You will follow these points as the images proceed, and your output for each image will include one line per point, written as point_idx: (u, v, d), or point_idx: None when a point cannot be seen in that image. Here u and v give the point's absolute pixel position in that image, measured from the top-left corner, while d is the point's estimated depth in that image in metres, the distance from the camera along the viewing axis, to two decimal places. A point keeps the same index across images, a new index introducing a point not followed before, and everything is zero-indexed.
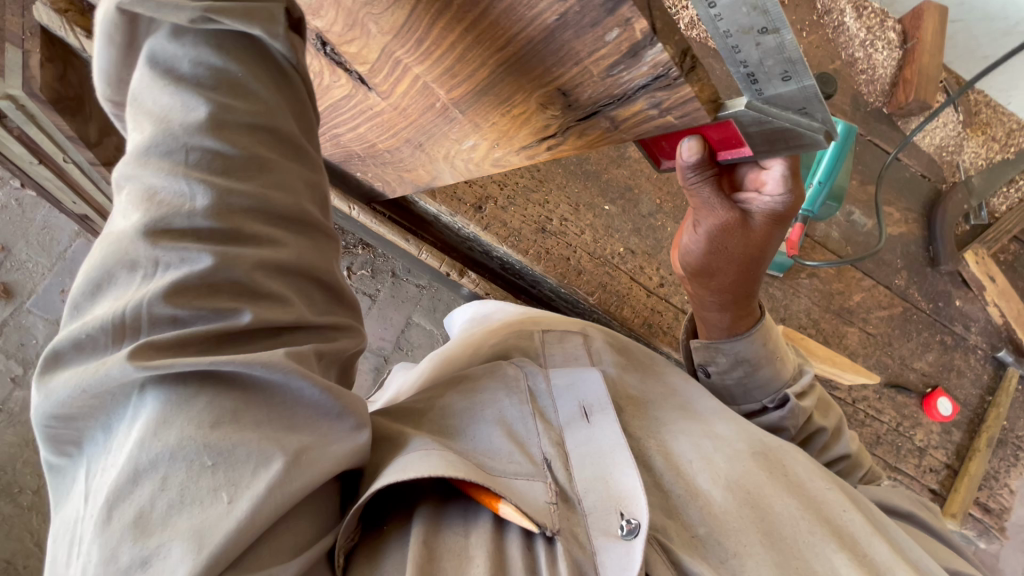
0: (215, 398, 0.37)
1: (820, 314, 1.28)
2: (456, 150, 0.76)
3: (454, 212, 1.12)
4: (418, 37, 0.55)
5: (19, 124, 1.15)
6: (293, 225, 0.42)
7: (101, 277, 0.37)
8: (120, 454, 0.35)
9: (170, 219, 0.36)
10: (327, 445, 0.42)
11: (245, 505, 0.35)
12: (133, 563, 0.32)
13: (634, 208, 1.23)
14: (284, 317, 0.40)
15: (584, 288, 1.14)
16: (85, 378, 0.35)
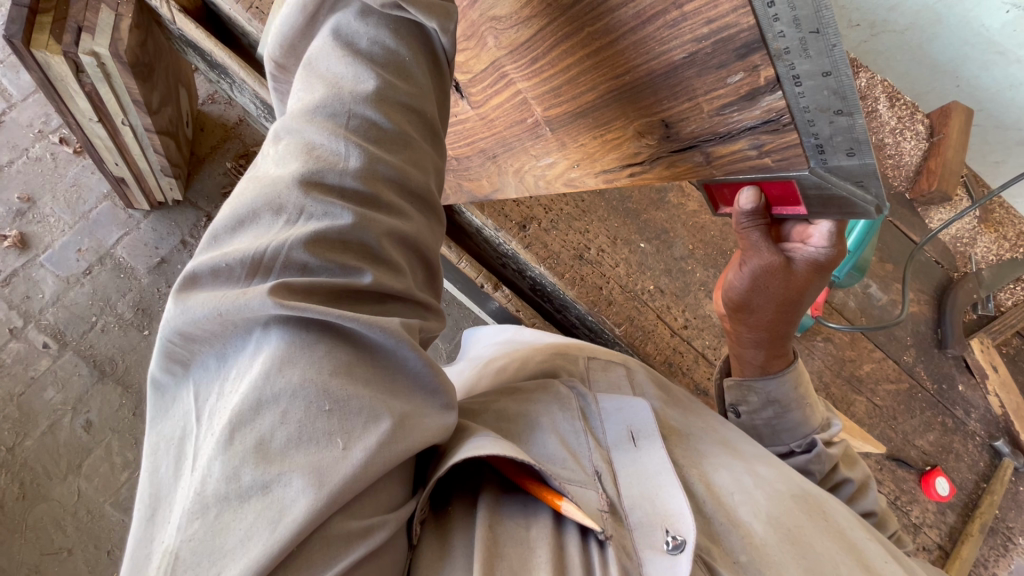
0: (331, 350, 0.44)
1: (831, 378, 1.32)
2: (530, 165, 0.81)
3: (499, 227, 1.15)
4: (534, 56, 0.61)
5: (93, 81, 1.18)
6: (415, 201, 0.54)
7: (248, 214, 0.47)
8: (243, 382, 0.42)
9: (322, 173, 0.48)
10: (423, 417, 0.48)
11: (357, 453, 0.41)
12: (256, 483, 0.39)
13: (667, 249, 1.27)
14: (396, 284, 0.50)
15: (613, 318, 1.18)
16: (222, 302, 0.43)
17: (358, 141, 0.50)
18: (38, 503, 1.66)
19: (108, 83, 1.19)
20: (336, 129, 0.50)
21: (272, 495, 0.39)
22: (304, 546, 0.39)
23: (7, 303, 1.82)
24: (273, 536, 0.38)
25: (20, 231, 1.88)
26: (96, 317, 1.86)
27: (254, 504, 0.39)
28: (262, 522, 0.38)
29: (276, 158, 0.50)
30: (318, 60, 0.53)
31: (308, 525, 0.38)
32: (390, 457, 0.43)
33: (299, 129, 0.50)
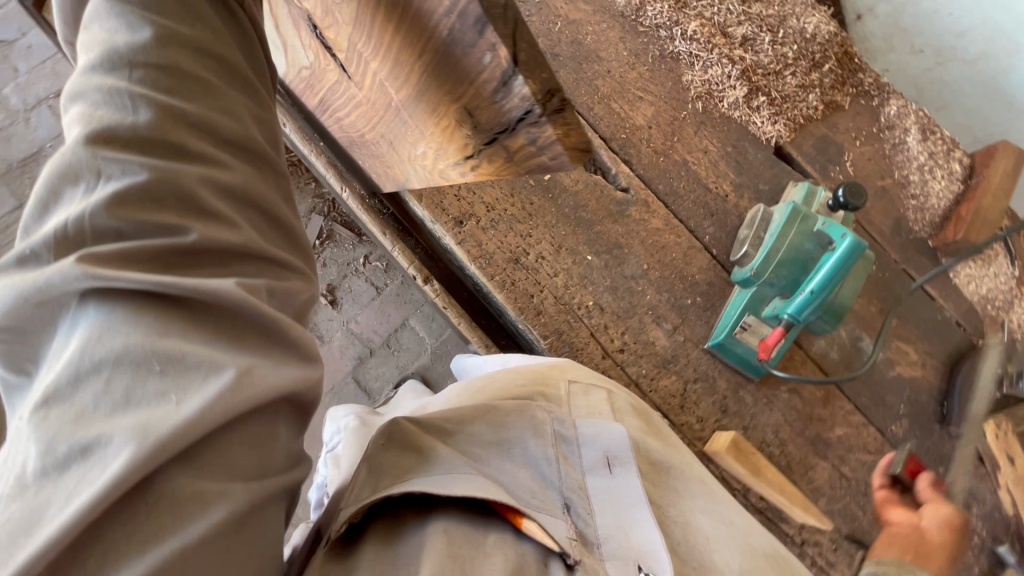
0: (158, 316, 0.41)
1: (791, 437, 1.16)
2: (414, 155, 0.80)
3: (434, 219, 1.13)
4: (368, 32, 0.59)
5: None
6: (236, 149, 0.51)
7: (49, 195, 0.43)
8: (61, 361, 0.40)
9: (113, 129, 0.44)
10: (273, 369, 0.46)
11: (191, 408, 0.39)
12: (73, 451, 0.36)
13: (617, 266, 1.18)
14: (229, 236, 0.47)
15: (539, 329, 1.11)
16: (24, 286, 0.40)
17: (146, 92, 0.46)
18: None
19: None
20: (114, 84, 0.45)
21: (93, 457, 0.36)
22: (145, 509, 0.37)
23: None
24: (93, 494, 0.35)
25: None
26: None
27: (76, 470, 0.36)
28: (83, 482, 0.35)
29: (65, 131, 0.46)
30: (90, 21, 0.49)
31: (134, 478, 0.36)
32: (234, 407, 0.41)
33: (83, 95, 0.46)
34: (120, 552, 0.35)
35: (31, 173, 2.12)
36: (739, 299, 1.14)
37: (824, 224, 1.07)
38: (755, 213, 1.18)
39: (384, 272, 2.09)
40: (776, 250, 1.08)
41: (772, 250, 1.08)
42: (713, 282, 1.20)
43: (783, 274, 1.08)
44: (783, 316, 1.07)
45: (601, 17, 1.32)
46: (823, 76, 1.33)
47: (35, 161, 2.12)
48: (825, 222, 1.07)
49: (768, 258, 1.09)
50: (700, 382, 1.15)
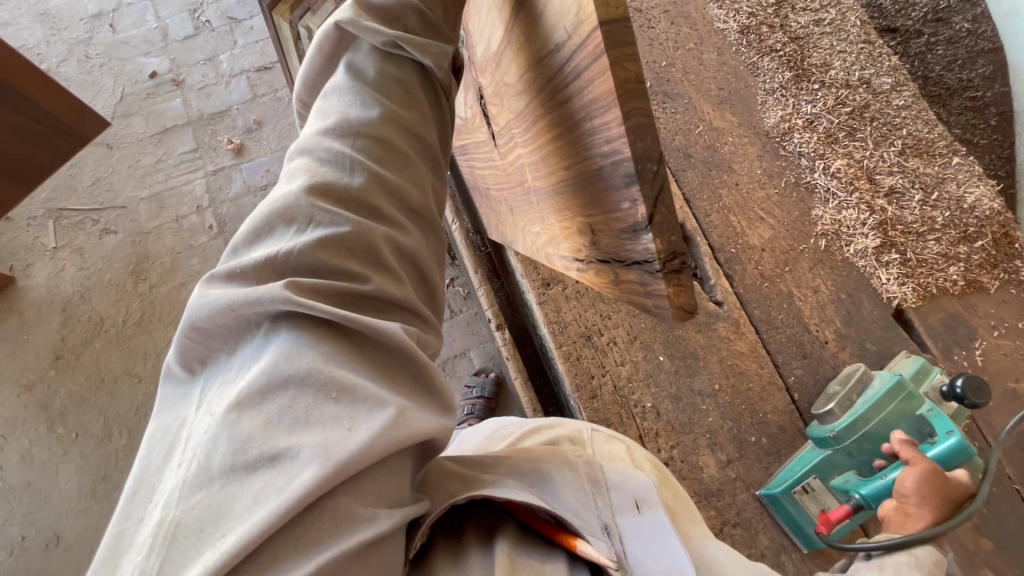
0: (336, 348, 0.50)
1: None
2: (528, 231, 0.87)
3: (525, 274, 1.19)
4: (530, 129, 0.70)
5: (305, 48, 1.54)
6: (417, 217, 0.61)
7: (264, 228, 0.54)
8: (253, 372, 0.48)
9: (330, 183, 0.55)
10: (421, 413, 0.52)
11: (363, 434, 0.46)
12: (263, 456, 0.43)
13: (687, 376, 1.14)
14: (396, 291, 0.55)
15: (589, 412, 1.10)
16: (237, 298, 0.49)
17: (359, 157, 0.57)
18: (144, 334, 2.15)
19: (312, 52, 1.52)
20: (339, 148, 0.57)
21: (280, 467, 0.43)
22: (315, 518, 0.43)
23: (206, 188, 2.38)
24: (280, 503, 0.41)
25: (242, 142, 2.45)
26: None
27: (263, 474, 0.43)
28: (272, 487, 0.42)
29: (290, 176, 0.57)
30: (330, 95, 0.62)
31: (314, 492, 0.42)
32: (390, 444, 0.47)
33: (313, 149, 0.58)
34: (292, 558, 0.41)
35: (214, 125, 2.49)
36: (809, 457, 1.04)
37: (930, 411, 0.96)
38: (851, 370, 1.08)
39: (463, 299, 2.17)
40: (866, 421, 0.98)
41: (861, 419, 0.98)
42: (785, 428, 1.12)
43: (867, 447, 0.98)
44: (855, 494, 0.96)
45: (744, 132, 1.34)
46: (972, 251, 1.22)
47: (220, 118, 2.49)
48: (931, 408, 0.96)
49: (855, 425, 0.98)
50: (740, 528, 1.06)
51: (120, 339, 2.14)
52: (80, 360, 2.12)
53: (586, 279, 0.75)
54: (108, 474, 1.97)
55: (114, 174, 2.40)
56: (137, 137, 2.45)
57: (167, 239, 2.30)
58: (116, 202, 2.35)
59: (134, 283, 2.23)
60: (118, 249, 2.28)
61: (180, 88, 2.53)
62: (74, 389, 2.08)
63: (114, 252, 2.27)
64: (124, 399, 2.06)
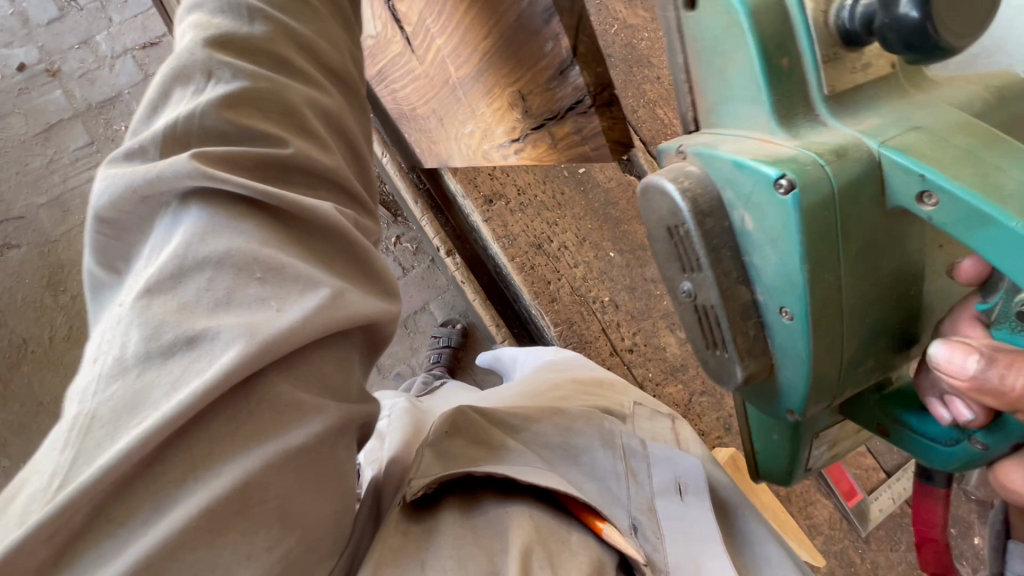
0: (257, 226, 0.46)
1: None
2: (461, 133, 0.85)
3: (465, 194, 1.18)
4: (440, 9, 0.69)
5: None
6: (336, 80, 0.56)
7: (161, 97, 0.48)
8: (163, 255, 0.44)
9: (229, 34, 0.49)
10: (357, 294, 0.51)
11: (293, 314, 0.44)
12: (178, 341, 0.41)
13: (640, 269, 1.17)
14: (323, 157, 0.51)
15: (551, 316, 1.12)
16: (137, 176, 0.44)
17: (260, 5, 0.51)
18: (75, 347, 2.00)
19: None
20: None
21: (198, 351, 0.41)
22: (249, 402, 0.43)
23: None
24: (200, 385, 0.39)
25: None
26: None
27: (182, 358, 0.40)
28: (190, 372, 0.40)
29: (181, 35, 0.51)
30: None
31: (240, 373, 0.41)
32: (326, 323, 0.46)
33: (201, 4, 0.51)
34: (226, 443, 0.41)
35: (106, 115, 2.26)
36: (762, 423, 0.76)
37: (938, 207, 0.48)
38: (711, 246, 0.56)
39: (413, 255, 2.10)
40: (833, 367, 0.57)
41: (819, 359, 0.56)
42: None
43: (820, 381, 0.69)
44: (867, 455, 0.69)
45: None
46: None
47: (112, 105, 2.27)
48: (946, 194, 0.47)
49: (822, 377, 0.58)
50: (707, 397, 1.13)
51: (51, 357, 1.98)
52: (10, 387, 1.95)
53: (527, 159, 0.73)
54: None
55: (2, 183, 2.16)
56: (19, 139, 2.21)
57: (80, 244, 2.11)
58: (12, 213, 2.13)
59: (53, 295, 2.05)
60: (25, 264, 2.08)
61: (57, 78, 2.28)
62: (11, 418, 1.92)
63: (22, 267, 2.07)
64: None
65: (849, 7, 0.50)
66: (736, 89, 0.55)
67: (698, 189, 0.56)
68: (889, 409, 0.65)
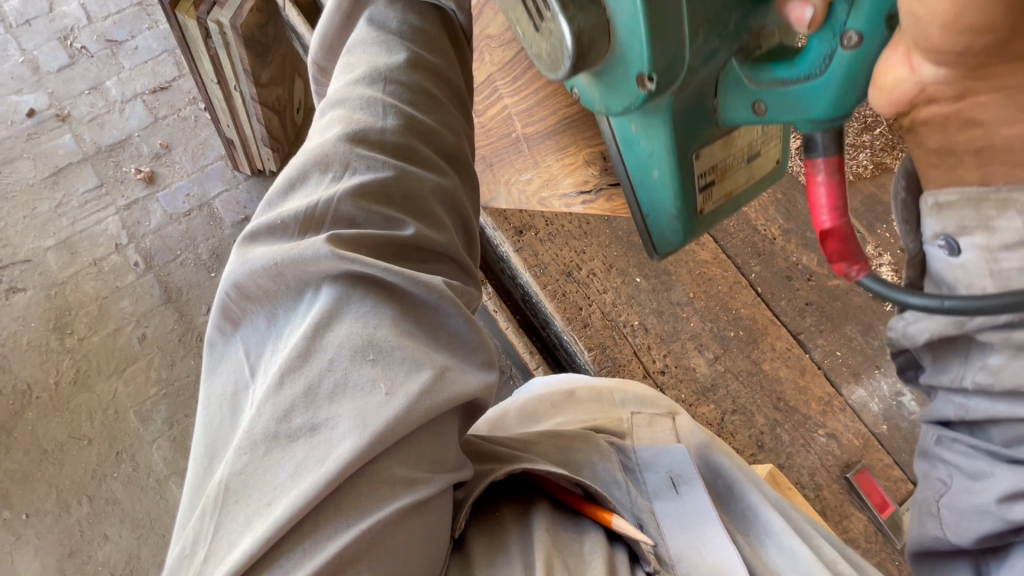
0: (375, 306, 0.47)
1: (827, 481, 1.14)
2: (514, 178, 0.89)
3: (496, 226, 1.22)
4: (520, 74, 0.77)
5: (217, 46, 1.46)
6: (453, 160, 0.60)
7: (297, 177, 0.52)
8: (295, 335, 0.46)
9: (365, 129, 0.54)
10: (465, 370, 0.49)
11: (400, 399, 0.43)
12: (306, 426, 0.42)
13: (664, 290, 1.22)
14: (438, 234, 0.54)
15: (584, 341, 1.15)
16: (282, 254, 0.47)
17: (394, 102, 0.56)
18: (81, 392, 1.95)
19: (226, 50, 1.45)
20: (374, 94, 0.56)
21: (319, 436, 0.42)
22: (353, 485, 0.41)
23: (122, 224, 2.20)
24: (320, 472, 0.40)
25: (152, 169, 2.29)
26: (180, 251, 2.18)
27: (303, 443, 0.41)
28: (311, 458, 0.41)
29: (326, 128, 0.56)
30: (356, 46, 0.61)
31: (351, 466, 0.40)
32: (429, 409, 0.44)
33: (344, 99, 0.57)
34: (329, 524, 0.40)
35: (116, 157, 2.29)
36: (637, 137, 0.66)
37: None
38: None
39: None
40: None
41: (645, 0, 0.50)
42: (756, 318, 1.22)
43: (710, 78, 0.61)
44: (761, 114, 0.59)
45: None
46: (874, 138, 1.33)
47: (121, 147, 2.30)
48: None
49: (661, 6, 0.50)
50: (739, 414, 1.16)
51: (53, 403, 1.94)
52: (12, 435, 1.89)
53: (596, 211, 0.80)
54: (75, 548, 1.77)
55: (8, 227, 2.15)
56: (26, 183, 2.21)
57: (87, 285, 2.10)
58: (18, 257, 2.11)
59: (58, 338, 2.02)
60: (31, 307, 2.05)
61: (67, 123, 2.31)
62: (12, 468, 1.85)
63: (28, 311, 2.05)
64: (75, 464, 1.87)
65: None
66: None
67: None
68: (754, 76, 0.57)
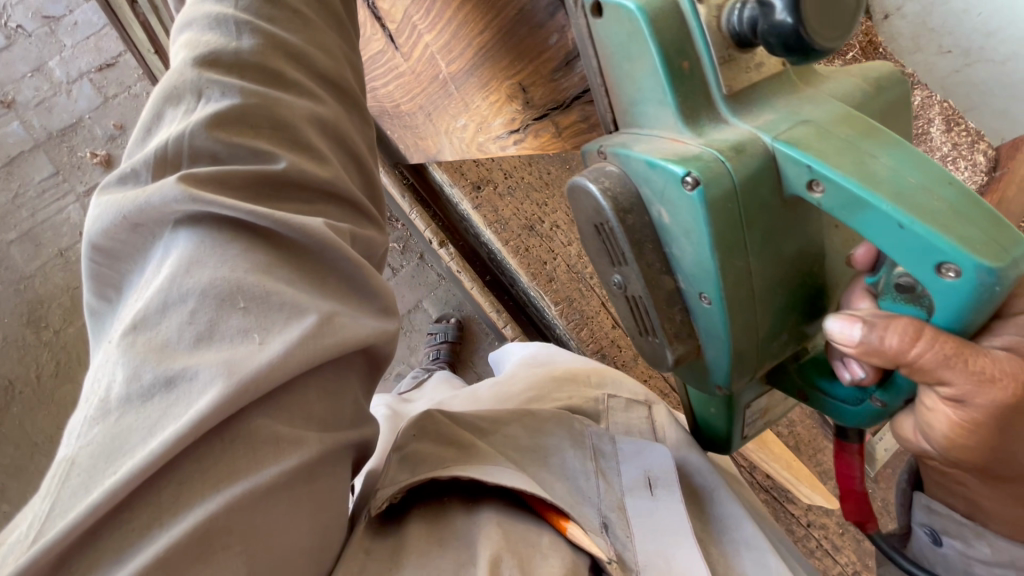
0: (247, 248, 0.40)
1: (801, 417, 1.14)
2: (453, 127, 0.85)
3: (453, 183, 1.19)
4: (429, 6, 0.69)
5: (145, 11, 1.37)
6: (333, 89, 0.51)
7: (153, 120, 0.44)
8: (152, 285, 0.38)
9: (217, 52, 0.44)
10: (357, 316, 0.44)
11: (277, 347, 0.37)
12: (157, 381, 0.34)
13: None
14: (320, 169, 0.46)
15: (551, 295, 1.12)
16: (125, 204, 0.39)
17: (248, 18, 0.46)
18: (64, 383, 1.94)
19: (155, 14, 1.36)
20: (223, 11, 0.46)
21: (178, 392, 0.34)
22: (220, 442, 0.35)
23: (85, 212, 2.13)
24: (178, 431, 0.33)
25: (109, 152, 2.20)
26: None
27: (159, 403, 0.34)
28: (168, 418, 0.33)
29: (174, 59, 0.46)
30: None
31: (214, 419, 0.34)
32: (313, 356, 0.39)
33: (191, 22, 0.47)
34: (197, 489, 0.34)
35: (69, 142, 2.20)
36: None
37: None
38: None
39: (401, 254, 2.00)
40: None
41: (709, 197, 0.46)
42: None
43: None
44: None
45: None
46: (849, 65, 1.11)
47: (73, 130, 2.21)
48: None
49: None
50: None
51: (38, 397, 1.92)
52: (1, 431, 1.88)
53: (528, 150, 0.73)
54: None
55: None
56: None
57: (57, 277, 2.06)
58: None
59: (34, 332, 1.99)
60: (3, 304, 2.02)
61: (12, 109, 2.21)
62: (4, 463, 1.84)
63: None
64: None
65: (737, 9, 0.47)
66: (643, 88, 0.50)
67: (617, 188, 0.52)
68: (806, 377, 0.62)
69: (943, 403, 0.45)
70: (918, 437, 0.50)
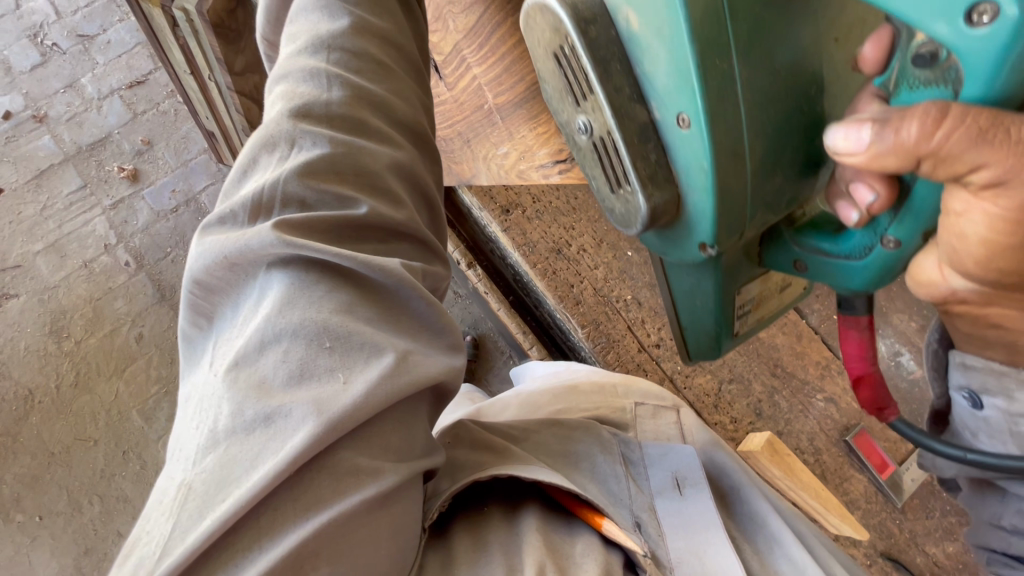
0: (331, 291, 0.41)
1: (826, 445, 1.14)
2: (492, 154, 0.87)
3: (483, 207, 1.21)
4: (482, 41, 0.73)
5: (185, 35, 1.41)
6: (409, 134, 0.53)
7: (250, 163, 0.47)
8: (248, 325, 0.40)
9: (309, 103, 0.47)
10: (427, 355, 0.44)
11: (358, 387, 0.38)
12: (257, 417, 0.36)
13: None
14: (398, 211, 0.48)
15: (577, 318, 1.13)
16: (228, 244, 0.41)
17: (338, 72, 0.49)
18: (83, 394, 1.95)
19: (194, 37, 1.40)
20: (316, 64, 0.49)
21: (275, 427, 0.36)
22: (310, 474, 0.36)
23: (110, 224, 2.17)
24: (276, 466, 0.34)
25: (135, 166, 2.25)
26: (170, 249, 2.16)
27: (258, 437, 0.35)
28: (266, 452, 0.35)
29: (270, 108, 0.49)
30: (297, 16, 0.54)
31: (307, 455, 0.35)
32: (391, 394, 0.39)
33: (286, 73, 0.50)
34: (289, 517, 0.35)
35: (97, 156, 2.25)
36: None
37: None
38: None
39: None
40: None
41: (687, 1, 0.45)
42: None
43: None
44: None
45: None
46: None
47: (101, 146, 2.26)
48: None
49: None
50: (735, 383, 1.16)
51: (56, 407, 1.93)
52: (19, 440, 1.89)
53: (573, 180, 0.75)
54: (91, 546, 1.77)
55: None
56: (9, 188, 2.18)
57: (80, 288, 2.09)
58: (7, 264, 2.10)
59: (55, 343, 2.01)
60: (25, 313, 2.04)
61: (44, 124, 2.27)
62: (21, 472, 1.84)
63: (22, 317, 2.04)
64: (83, 465, 1.87)
65: None
66: None
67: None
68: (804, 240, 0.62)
69: (977, 198, 0.40)
70: (945, 275, 0.48)
